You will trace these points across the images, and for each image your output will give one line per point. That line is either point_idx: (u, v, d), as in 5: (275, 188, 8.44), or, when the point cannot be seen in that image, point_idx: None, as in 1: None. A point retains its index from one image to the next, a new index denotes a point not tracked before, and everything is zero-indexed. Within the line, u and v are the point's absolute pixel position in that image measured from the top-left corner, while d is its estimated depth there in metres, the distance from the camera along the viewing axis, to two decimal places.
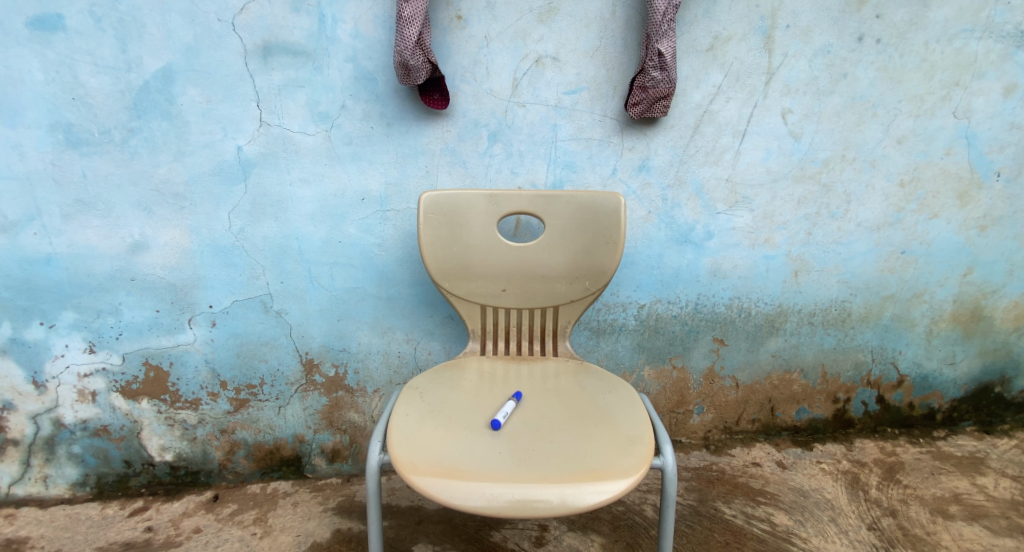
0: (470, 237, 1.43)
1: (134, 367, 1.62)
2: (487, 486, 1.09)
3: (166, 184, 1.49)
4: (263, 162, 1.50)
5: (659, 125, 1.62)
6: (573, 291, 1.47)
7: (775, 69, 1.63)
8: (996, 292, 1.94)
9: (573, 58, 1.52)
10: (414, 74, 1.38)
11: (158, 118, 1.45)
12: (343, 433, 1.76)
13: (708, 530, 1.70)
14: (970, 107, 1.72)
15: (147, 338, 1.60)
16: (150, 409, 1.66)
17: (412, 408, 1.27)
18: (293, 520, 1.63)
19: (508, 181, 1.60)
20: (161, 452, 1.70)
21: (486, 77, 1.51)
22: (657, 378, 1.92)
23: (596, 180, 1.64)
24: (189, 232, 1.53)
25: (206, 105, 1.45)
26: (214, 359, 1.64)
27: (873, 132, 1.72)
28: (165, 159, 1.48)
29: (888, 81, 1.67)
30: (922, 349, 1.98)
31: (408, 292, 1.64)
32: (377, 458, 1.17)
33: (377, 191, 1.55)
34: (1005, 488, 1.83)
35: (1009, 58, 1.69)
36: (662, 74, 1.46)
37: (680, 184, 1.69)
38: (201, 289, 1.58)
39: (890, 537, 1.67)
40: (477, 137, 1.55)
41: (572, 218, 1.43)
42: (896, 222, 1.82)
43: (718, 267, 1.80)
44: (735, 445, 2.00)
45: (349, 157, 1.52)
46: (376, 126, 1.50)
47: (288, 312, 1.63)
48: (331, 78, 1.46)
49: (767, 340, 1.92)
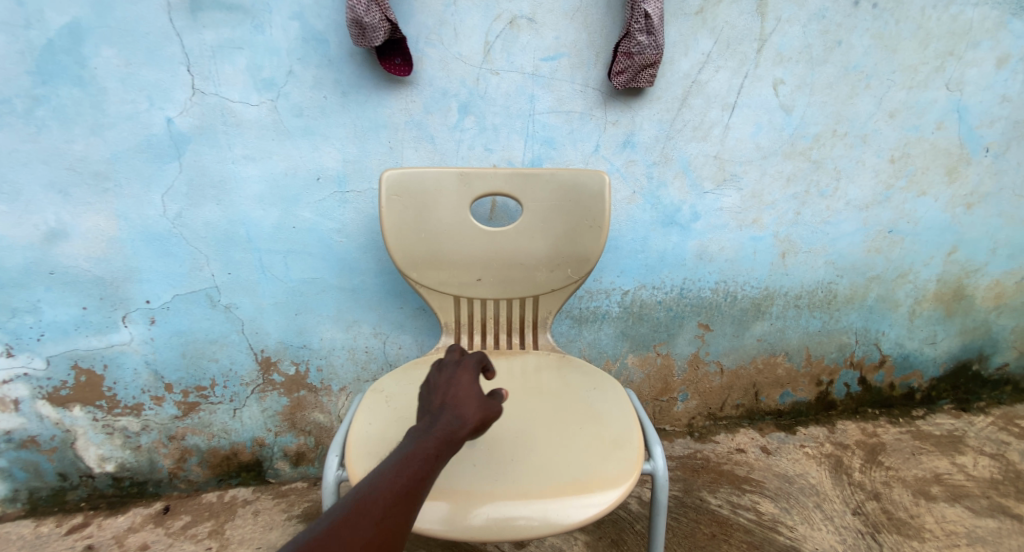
0: (440, 221, 1.29)
1: (62, 372, 1.44)
2: (457, 510, 0.97)
3: (83, 162, 1.30)
4: (199, 137, 1.32)
5: (645, 97, 1.48)
6: (554, 279, 1.34)
7: (767, 35, 1.50)
8: (979, 271, 1.87)
9: (551, 19, 1.37)
10: (369, 34, 1.21)
11: (68, 84, 1.24)
12: (306, 434, 1.62)
13: (695, 522, 1.61)
14: (963, 79, 1.62)
15: (75, 339, 1.42)
16: (85, 417, 1.49)
17: (375, 414, 1.12)
18: (252, 531, 1.48)
19: (481, 158, 1.45)
20: (101, 462, 1.54)
21: (455, 40, 1.35)
22: (640, 366, 1.82)
23: (578, 157, 1.50)
24: (115, 218, 1.34)
25: (126, 70, 1.25)
26: (156, 360, 1.47)
27: (866, 106, 1.61)
28: (80, 134, 1.28)
29: (882, 50, 1.56)
30: (904, 330, 1.92)
31: (374, 282, 1.49)
32: (334, 474, 1.03)
33: (334, 169, 1.38)
34: (984, 467, 1.78)
35: (1004, 27, 1.59)
36: (649, 38, 1.33)
37: (666, 161, 1.56)
38: (136, 283, 1.40)
39: (874, 522, 1.61)
40: (446, 109, 1.39)
41: (552, 199, 1.29)
42: (885, 200, 1.73)
43: (705, 250, 1.69)
44: (719, 432, 1.92)
45: (300, 131, 1.34)
46: (330, 96, 1.33)
47: (237, 307, 1.46)
48: (273, 39, 1.28)
49: (753, 325, 1.82)
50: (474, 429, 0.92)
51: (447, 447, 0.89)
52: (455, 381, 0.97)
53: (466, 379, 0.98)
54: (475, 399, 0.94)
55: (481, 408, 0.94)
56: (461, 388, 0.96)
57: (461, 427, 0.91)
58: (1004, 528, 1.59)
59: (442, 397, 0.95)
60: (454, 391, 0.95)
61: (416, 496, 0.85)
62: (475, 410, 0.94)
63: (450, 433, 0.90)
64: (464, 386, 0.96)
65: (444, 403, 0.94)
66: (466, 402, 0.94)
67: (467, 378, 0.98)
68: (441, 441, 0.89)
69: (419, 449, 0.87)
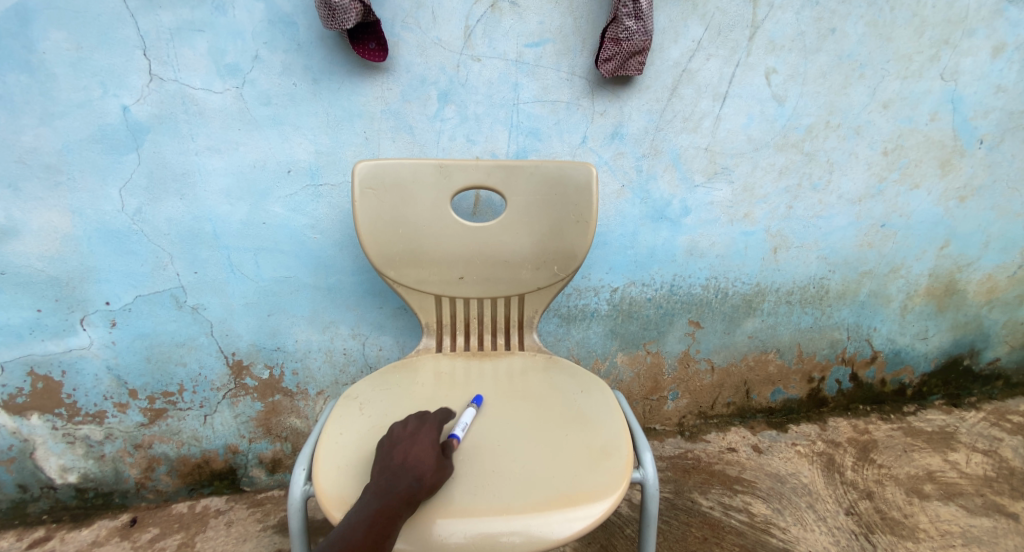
0: (418, 216, 1.22)
1: (17, 378, 1.35)
2: (431, 525, 0.91)
3: (33, 153, 1.21)
4: (158, 127, 1.24)
5: (633, 86, 1.42)
6: (540, 277, 1.28)
7: (759, 22, 1.44)
8: (971, 265, 1.83)
9: (535, 3, 1.31)
10: (340, 16, 1.13)
11: (15, 70, 1.16)
12: (282, 440, 1.55)
13: (686, 525, 1.56)
14: (958, 68, 1.58)
15: (30, 343, 1.33)
16: (43, 426, 1.40)
17: (349, 424, 1.05)
18: (224, 543, 1.41)
19: (463, 150, 1.38)
20: (62, 473, 1.45)
21: (433, 24, 1.28)
22: (630, 365, 1.76)
23: (564, 150, 1.44)
24: (69, 214, 1.26)
25: (78, 54, 1.17)
26: (118, 365, 1.39)
27: (859, 96, 1.56)
28: (29, 123, 1.19)
29: (877, 38, 1.51)
30: (896, 325, 1.88)
31: (351, 280, 1.42)
32: (300, 490, 0.96)
33: (306, 161, 1.31)
34: (977, 464, 1.74)
35: (1000, 15, 1.55)
36: (638, 23, 1.27)
37: (656, 154, 1.50)
38: (94, 283, 1.32)
39: (868, 523, 1.56)
40: (425, 98, 1.32)
41: (537, 192, 1.23)
42: (878, 193, 1.68)
43: (695, 246, 1.63)
44: (711, 431, 1.87)
45: (268, 120, 1.27)
46: (299, 83, 1.25)
47: (205, 308, 1.38)
48: (237, 21, 1.20)
49: (744, 321, 1.77)
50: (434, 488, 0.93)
51: (409, 505, 0.91)
52: (415, 440, 0.98)
53: (425, 438, 0.98)
54: (435, 458, 0.95)
55: (439, 467, 0.95)
56: (421, 446, 0.97)
57: (421, 486, 0.92)
58: (999, 527, 1.55)
59: (403, 456, 0.95)
60: (414, 451, 0.96)
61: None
62: (435, 468, 0.94)
63: (412, 492, 0.91)
64: (424, 446, 0.97)
65: (405, 462, 0.94)
66: (426, 460, 0.95)
67: (425, 437, 0.99)
68: (404, 500, 0.90)
69: (383, 507, 0.89)
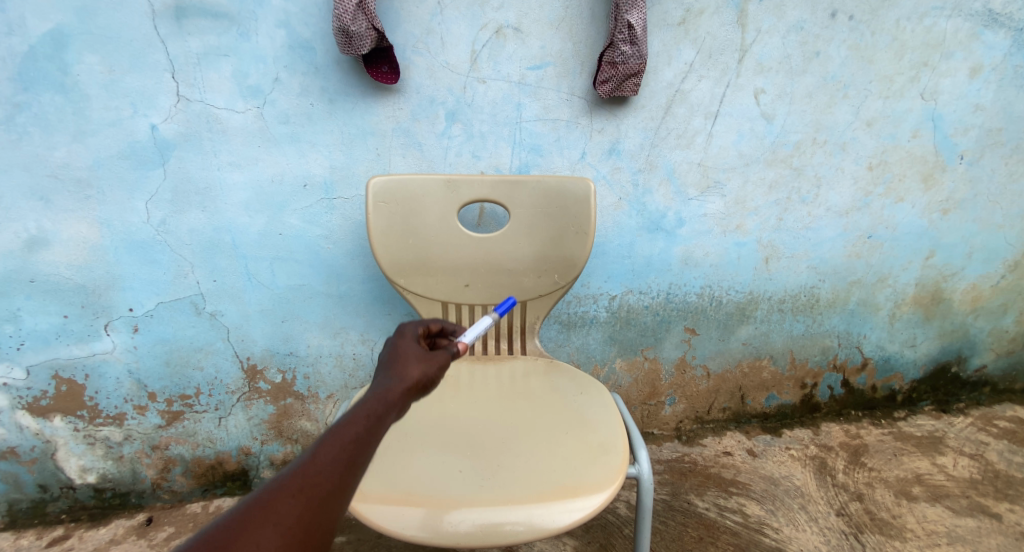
0: (427, 227, 1.29)
1: (42, 382, 1.42)
2: (438, 514, 0.96)
3: (65, 169, 1.28)
4: (183, 143, 1.31)
5: (630, 105, 1.50)
6: (541, 285, 1.35)
7: (748, 46, 1.53)
8: (956, 275, 1.91)
9: (537, 29, 1.39)
10: (356, 42, 1.21)
11: (50, 90, 1.23)
12: (294, 442, 1.61)
13: (682, 526, 1.62)
14: (937, 88, 1.66)
15: (55, 348, 1.40)
16: (65, 427, 1.46)
17: None
18: None
19: (469, 165, 1.46)
20: (82, 474, 1.51)
21: (442, 49, 1.36)
22: (628, 370, 1.83)
23: (565, 164, 1.51)
24: (97, 225, 1.33)
25: (110, 76, 1.24)
26: (139, 369, 1.45)
27: (844, 114, 1.64)
28: (62, 140, 1.26)
29: (859, 60, 1.59)
30: (885, 333, 1.95)
31: (361, 288, 1.49)
32: None
33: (321, 176, 1.38)
34: (964, 467, 1.81)
35: (977, 38, 1.63)
36: (633, 48, 1.34)
37: (652, 168, 1.58)
38: (119, 290, 1.38)
39: (857, 523, 1.63)
40: (433, 116, 1.40)
41: (538, 205, 1.30)
42: (864, 206, 1.76)
43: (690, 256, 1.71)
44: (707, 435, 1.93)
45: (286, 138, 1.34)
46: (316, 103, 1.33)
47: (222, 314, 1.45)
48: (259, 46, 1.27)
49: (738, 329, 1.85)
50: (414, 389, 0.88)
51: (388, 404, 0.84)
52: (396, 345, 0.95)
53: (406, 340, 0.96)
54: (416, 356, 0.92)
55: (422, 365, 0.91)
56: (401, 347, 0.94)
57: (401, 382, 0.87)
58: (983, 527, 1.62)
59: (385, 360, 0.92)
60: (394, 353, 0.93)
61: (362, 454, 0.78)
62: (415, 362, 0.91)
63: (389, 390, 0.86)
64: (404, 346, 0.94)
65: (387, 365, 0.91)
66: (408, 357, 0.92)
67: (407, 341, 0.96)
68: (381, 398, 0.84)
69: (358, 407, 0.82)
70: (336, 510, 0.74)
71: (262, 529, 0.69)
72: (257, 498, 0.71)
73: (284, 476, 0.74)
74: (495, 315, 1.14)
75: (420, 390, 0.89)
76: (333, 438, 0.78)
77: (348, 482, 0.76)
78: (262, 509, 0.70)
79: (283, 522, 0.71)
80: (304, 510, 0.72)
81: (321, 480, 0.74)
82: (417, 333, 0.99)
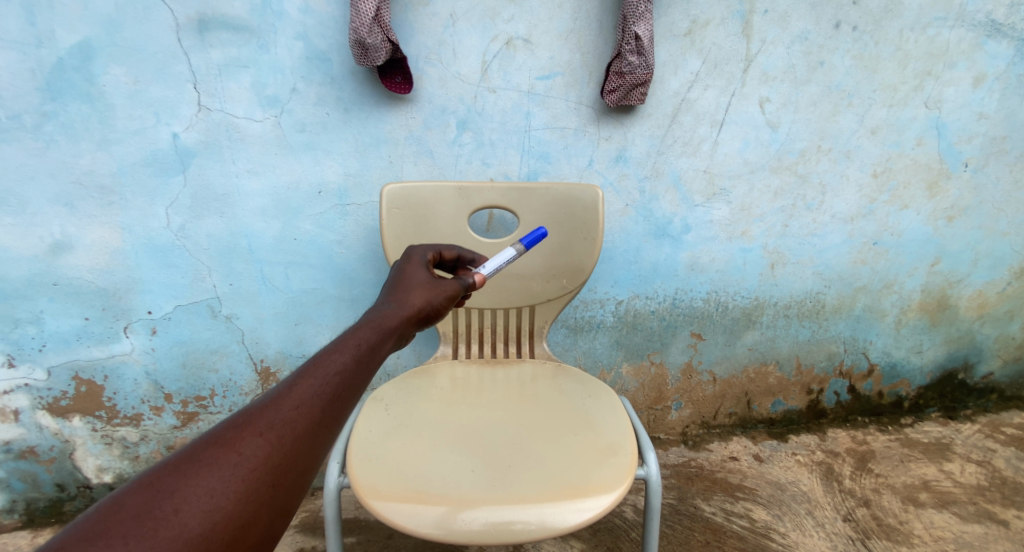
0: (439, 233, 1.32)
1: (62, 382, 1.45)
2: (452, 512, 0.99)
3: (89, 176, 1.32)
4: (203, 151, 1.35)
5: (636, 114, 1.53)
6: (550, 290, 1.37)
7: (753, 56, 1.55)
8: (961, 282, 1.93)
9: (546, 40, 1.42)
10: (372, 54, 1.24)
11: (76, 100, 1.27)
12: None
13: (689, 530, 1.64)
14: (941, 97, 1.68)
15: (76, 349, 1.43)
16: (83, 427, 1.50)
17: (375, 422, 1.15)
18: None
19: (478, 172, 1.49)
20: (99, 473, 1.54)
21: (453, 60, 1.39)
22: (635, 375, 1.85)
23: (572, 171, 1.54)
24: (119, 230, 1.37)
25: (134, 87, 1.28)
26: (156, 370, 1.49)
27: (849, 123, 1.67)
28: (86, 148, 1.30)
29: (863, 70, 1.62)
30: (891, 339, 1.97)
31: (373, 292, 1.52)
32: (335, 480, 1.05)
33: (335, 183, 1.42)
34: (971, 473, 1.82)
35: (980, 48, 1.65)
36: (640, 58, 1.37)
37: (658, 175, 1.61)
38: (138, 294, 1.42)
39: (864, 529, 1.64)
40: (445, 125, 1.43)
41: (547, 212, 1.33)
42: (869, 213, 1.78)
43: (696, 261, 1.73)
44: (713, 440, 1.95)
45: (302, 146, 1.38)
46: (332, 112, 1.36)
47: (238, 317, 1.48)
48: (278, 57, 1.31)
49: (744, 334, 1.86)
50: (413, 316, 0.90)
51: (385, 332, 0.86)
52: (403, 270, 0.97)
53: (414, 266, 0.98)
54: (420, 284, 0.94)
55: (424, 294, 0.93)
56: (407, 273, 0.96)
57: (401, 308, 0.90)
58: (990, 533, 1.63)
59: (392, 283, 0.95)
60: (400, 278, 0.95)
61: (344, 388, 0.79)
62: (419, 289, 0.93)
63: (387, 317, 0.88)
64: (411, 272, 0.96)
65: (393, 288, 0.94)
66: (414, 282, 0.94)
67: (415, 266, 0.98)
68: (376, 324, 0.86)
69: (348, 335, 0.82)
70: (314, 443, 0.75)
71: (219, 468, 0.68)
72: (216, 436, 0.70)
73: (252, 412, 0.73)
74: (519, 246, 1.12)
75: (419, 318, 0.91)
76: (310, 372, 0.78)
77: (323, 419, 0.76)
78: (222, 448, 0.70)
79: (249, 459, 0.70)
80: (271, 449, 0.72)
81: (292, 419, 0.74)
82: (425, 258, 1.01)
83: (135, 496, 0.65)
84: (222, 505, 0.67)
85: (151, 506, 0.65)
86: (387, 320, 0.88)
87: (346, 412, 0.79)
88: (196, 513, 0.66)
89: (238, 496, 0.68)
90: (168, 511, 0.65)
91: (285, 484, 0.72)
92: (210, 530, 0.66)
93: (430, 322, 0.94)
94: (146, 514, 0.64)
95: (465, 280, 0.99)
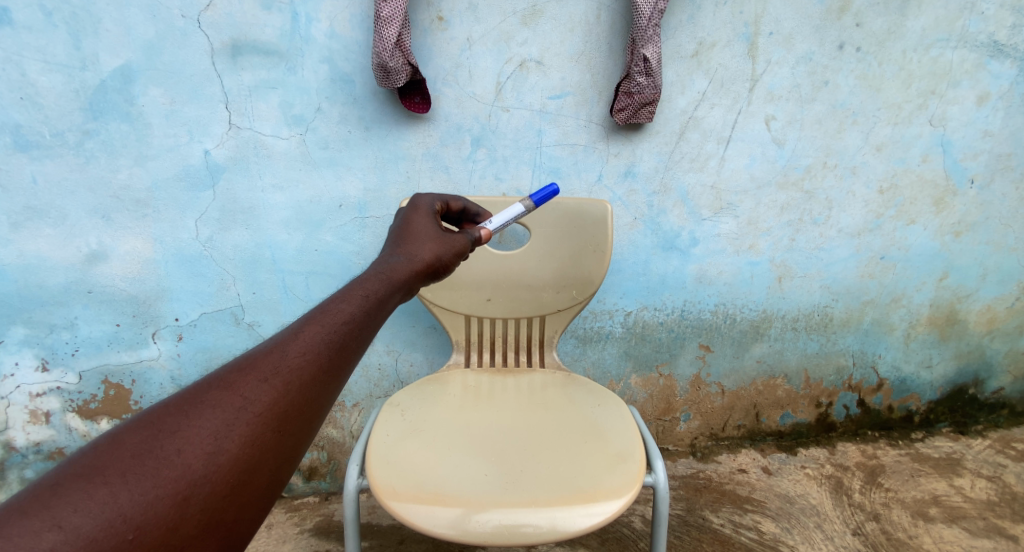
0: None
1: (92, 386, 1.52)
2: (466, 514, 1.02)
3: (126, 190, 1.39)
4: (232, 167, 1.42)
5: (645, 131, 1.58)
6: (560, 300, 1.42)
7: (759, 76, 1.60)
8: (970, 297, 1.95)
9: (558, 62, 1.48)
10: (393, 76, 1.30)
11: (116, 119, 1.35)
12: (320, 449, 1.71)
13: (697, 541, 1.66)
14: (945, 115, 1.72)
15: (106, 354, 1.50)
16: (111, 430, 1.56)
17: (392, 427, 1.20)
18: (267, 544, 1.54)
19: (492, 187, 1.55)
20: None
21: (469, 81, 1.46)
22: (643, 386, 1.89)
23: (582, 186, 1.60)
24: (151, 241, 1.44)
25: (170, 106, 1.36)
26: (181, 376, 1.55)
27: (854, 140, 1.71)
28: (124, 164, 1.38)
29: (868, 89, 1.66)
30: (900, 353, 1.99)
31: None
32: (354, 482, 1.10)
33: (355, 198, 1.48)
34: (981, 489, 1.83)
35: (983, 67, 1.69)
36: (648, 79, 1.41)
37: (666, 190, 1.66)
38: (167, 302, 1.49)
39: (873, 542, 1.65)
40: (460, 142, 1.50)
41: (557, 225, 1.38)
42: (876, 228, 1.81)
43: (704, 274, 1.77)
44: (722, 451, 1.98)
45: (325, 162, 1.44)
46: (354, 130, 1.43)
47: (260, 325, 1.54)
48: (304, 79, 1.38)
49: (752, 346, 1.90)
50: (424, 269, 0.89)
51: (392, 281, 0.84)
52: (410, 222, 0.97)
53: (421, 219, 0.97)
54: (429, 240, 0.93)
55: (432, 248, 0.92)
56: (414, 225, 0.96)
57: (410, 260, 0.88)
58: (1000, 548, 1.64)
59: (399, 236, 0.94)
60: (406, 231, 0.94)
61: (352, 338, 0.75)
62: (428, 243, 0.92)
63: (395, 269, 0.85)
64: (417, 224, 0.95)
65: (399, 241, 0.93)
66: (422, 236, 0.94)
67: (420, 218, 0.97)
68: (385, 277, 0.84)
69: (356, 285, 0.79)
70: (322, 392, 0.72)
71: (224, 410, 0.65)
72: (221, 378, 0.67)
73: (257, 356, 0.70)
74: (528, 202, 1.15)
75: (427, 272, 0.90)
76: (317, 319, 0.74)
77: (329, 368, 0.72)
78: (226, 390, 0.67)
79: (256, 402, 0.67)
80: (276, 394, 0.68)
81: (299, 364, 0.71)
82: (431, 210, 1.02)
83: (136, 435, 0.61)
84: (226, 448, 0.64)
85: (153, 444, 0.61)
86: (396, 273, 0.85)
87: (352, 363, 0.76)
88: (200, 455, 0.62)
89: (243, 439, 0.65)
90: (171, 450, 0.61)
91: (291, 431, 0.68)
92: (213, 472, 0.62)
93: (438, 275, 0.93)
94: (148, 453, 0.61)
95: (471, 235, 1.00)
